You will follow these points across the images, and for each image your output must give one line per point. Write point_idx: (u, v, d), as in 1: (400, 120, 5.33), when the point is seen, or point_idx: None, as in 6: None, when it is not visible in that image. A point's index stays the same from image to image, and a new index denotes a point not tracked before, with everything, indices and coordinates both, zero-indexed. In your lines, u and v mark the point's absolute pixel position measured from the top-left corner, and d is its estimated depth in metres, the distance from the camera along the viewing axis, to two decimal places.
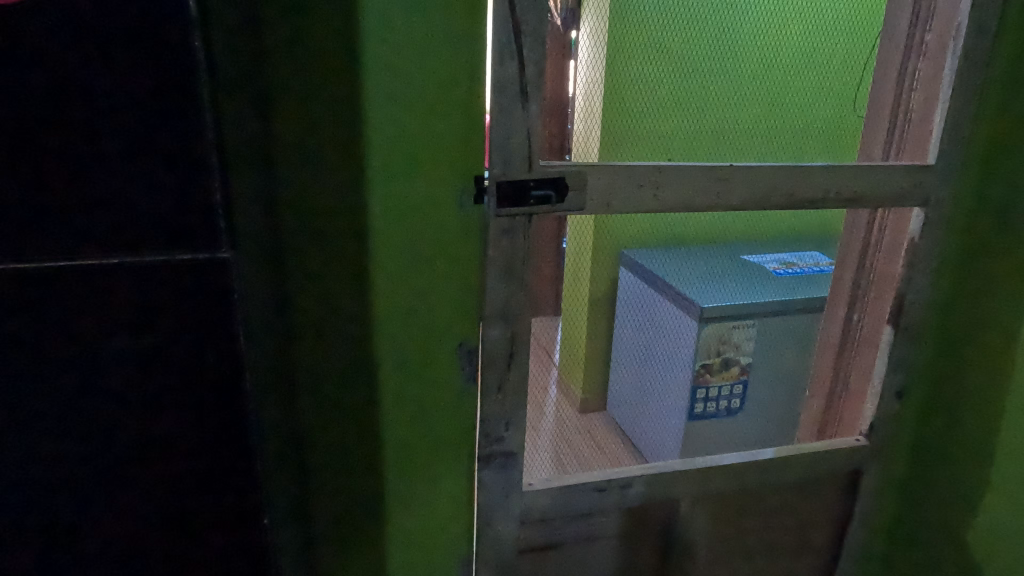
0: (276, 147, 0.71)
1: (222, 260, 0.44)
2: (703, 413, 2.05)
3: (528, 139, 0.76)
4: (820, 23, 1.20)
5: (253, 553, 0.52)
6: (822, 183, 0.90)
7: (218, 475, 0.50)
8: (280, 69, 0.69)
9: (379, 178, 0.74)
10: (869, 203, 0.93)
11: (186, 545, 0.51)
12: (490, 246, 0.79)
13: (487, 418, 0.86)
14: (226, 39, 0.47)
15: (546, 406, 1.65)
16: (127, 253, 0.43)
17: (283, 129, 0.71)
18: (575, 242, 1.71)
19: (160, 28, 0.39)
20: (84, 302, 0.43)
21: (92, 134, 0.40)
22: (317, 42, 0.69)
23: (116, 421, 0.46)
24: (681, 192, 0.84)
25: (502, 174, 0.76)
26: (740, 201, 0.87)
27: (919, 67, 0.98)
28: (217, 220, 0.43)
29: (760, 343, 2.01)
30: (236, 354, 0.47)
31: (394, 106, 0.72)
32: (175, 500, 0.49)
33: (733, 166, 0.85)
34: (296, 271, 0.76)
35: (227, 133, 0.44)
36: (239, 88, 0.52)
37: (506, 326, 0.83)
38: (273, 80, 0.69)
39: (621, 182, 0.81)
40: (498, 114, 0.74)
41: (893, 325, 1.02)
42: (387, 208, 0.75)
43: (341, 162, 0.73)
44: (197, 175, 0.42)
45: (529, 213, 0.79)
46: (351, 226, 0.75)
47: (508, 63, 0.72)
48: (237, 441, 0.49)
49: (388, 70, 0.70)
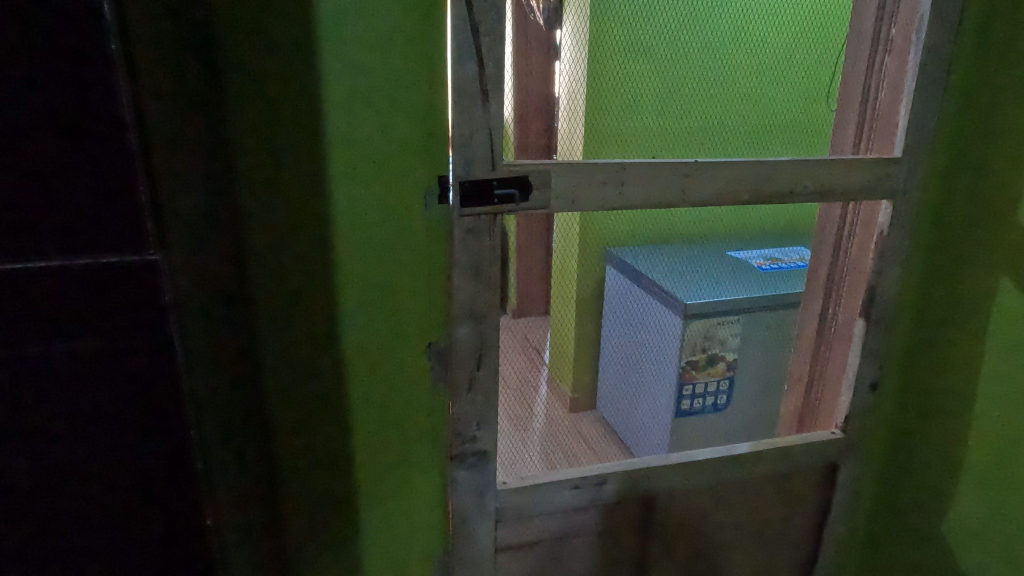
0: (235, 152, 0.71)
1: (150, 263, 0.44)
2: (689, 410, 2.05)
3: (490, 139, 0.76)
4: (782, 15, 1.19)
5: (198, 557, 0.52)
6: (789, 178, 0.90)
7: (158, 481, 0.49)
8: (239, 71, 0.69)
9: (340, 180, 0.74)
10: (837, 196, 0.93)
11: (127, 552, 0.50)
12: (456, 246, 0.79)
13: (458, 418, 0.86)
14: (153, 39, 0.46)
15: (535, 405, 1.65)
16: (50, 256, 0.42)
17: (241, 132, 0.71)
18: (560, 241, 1.72)
19: (74, 32, 0.38)
20: (6, 307, 0.42)
21: (8, 136, 0.39)
22: (274, 45, 0.69)
23: (46, 429, 0.45)
24: (646, 188, 0.84)
25: (466, 174, 0.76)
26: (707, 196, 0.87)
27: (886, 61, 0.98)
28: (144, 223, 0.43)
29: (744, 338, 1.99)
30: (171, 357, 0.46)
31: (354, 107, 0.72)
32: (112, 508, 0.48)
33: (698, 163, 0.86)
34: (260, 274, 0.76)
35: (152, 136, 0.44)
36: (179, 90, 0.52)
37: (474, 326, 0.83)
38: (231, 83, 0.69)
39: (585, 179, 0.81)
40: (460, 114, 0.74)
41: (864, 319, 1.02)
42: (350, 210, 0.75)
43: (300, 164, 0.73)
44: (121, 179, 0.41)
45: (493, 213, 0.79)
46: (313, 229, 0.75)
47: (467, 63, 0.72)
48: (177, 445, 0.48)
49: (347, 72, 0.71)
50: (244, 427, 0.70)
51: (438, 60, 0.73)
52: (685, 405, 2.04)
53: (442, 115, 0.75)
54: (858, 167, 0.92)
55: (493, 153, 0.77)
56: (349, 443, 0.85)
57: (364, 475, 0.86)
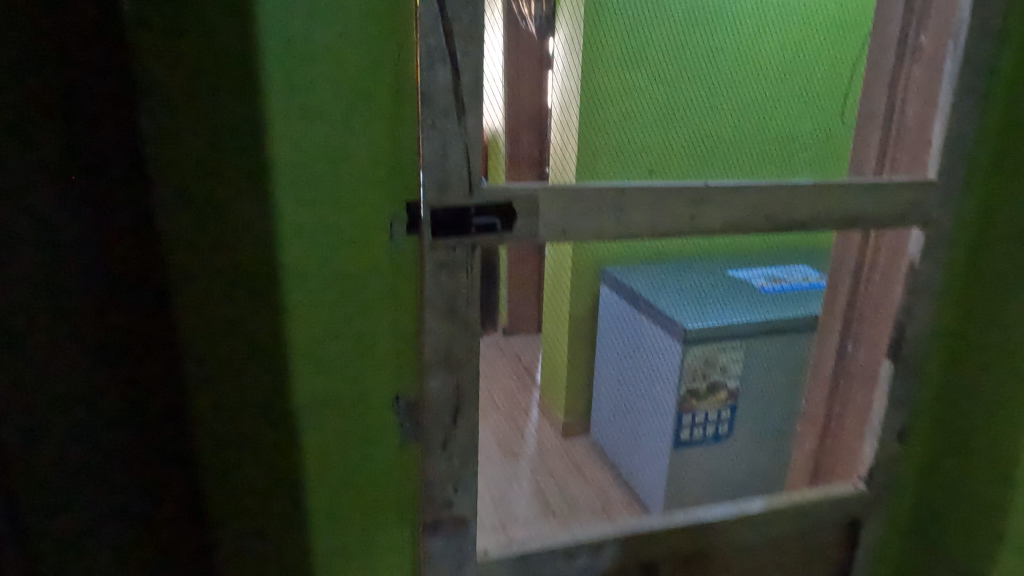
0: (154, 176, 0.60)
1: None
2: (689, 440, 1.97)
3: (466, 156, 0.64)
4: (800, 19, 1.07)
5: None
6: (809, 204, 0.79)
7: None
8: (162, 76, 0.58)
9: (286, 204, 0.63)
10: (864, 224, 0.82)
11: None
12: (428, 284, 0.67)
13: (432, 480, 0.74)
14: None
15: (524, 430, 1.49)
16: None
17: (164, 147, 0.60)
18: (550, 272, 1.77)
19: None
20: None
21: None
22: (213, 46, 0.58)
23: None
24: (646, 213, 0.73)
25: (438, 201, 0.65)
26: (718, 224, 0.76)
27: (915, 71, 0.88)
28: None
29: (748, 364, 1.88)
30: None
31: (304, 120, 0.62)
32: None
33: (709, 186, 0.74)
34: (188, 314, 0.64)
35: None
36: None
37: (448, 375, 0.71)
38: (153, 94, 0.58)
39: (578, 206, 0.70)
40: (431, 128, 0.63)
41: (892, 359, 0.92)
42: (298, 240, 0.64)
43: (240, 185, 0.62)
44: None
45: (471, 245, 0.67)
46: (252, 263, 0.64)
47: (438, 69, 0.61)
48: None
49: (296, 79, 0.61)
50: (145, 500, 0.59)
51: (403, 64, 0.63)
52: (684, 434, 1.95)
53: (409, 129, 0.65)
54: (888, 190, 0.82)
55: (470, 174, 0.65)
56: (301, 512, 0.72)
57: (321, 548, 0.74)
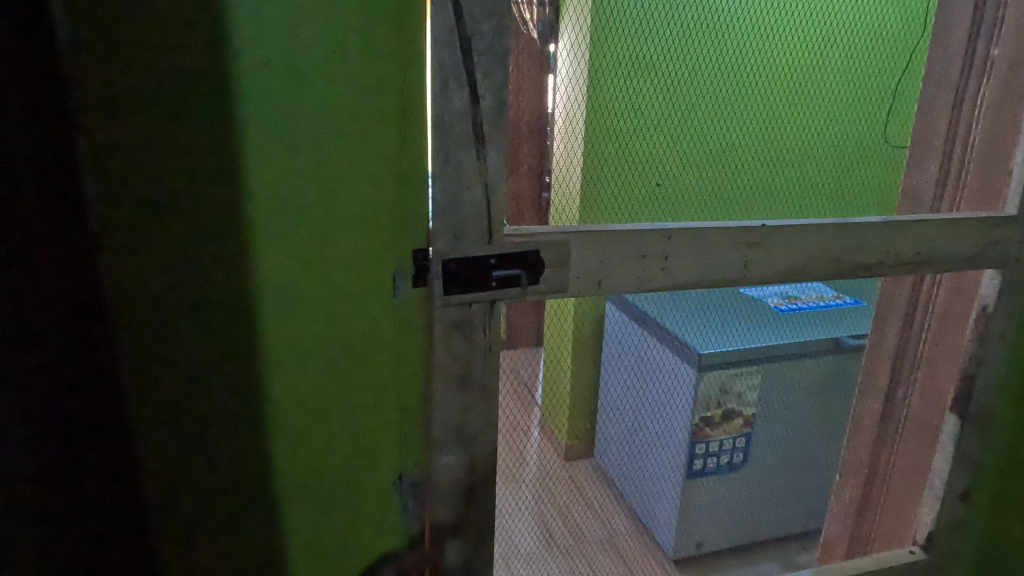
0: (111, 226, 0.48)
1: None
2: (702, 470, 1.84)
3: (487, 197, 0.54)
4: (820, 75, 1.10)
5: None
6: (878, 246, 0.68)
7: None
8: (115, 105, 0.46)
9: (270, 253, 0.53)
10: (937, 267, 0.71)
11: None
12: (438, 347, 0.57)
13: (440, 569, 0.64)
14: None
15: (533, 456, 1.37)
16: None
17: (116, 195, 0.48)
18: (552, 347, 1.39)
19: None
20: None
21: None
22: (181, 69, 0.47)
23: None
24: (694, 259, 0.62)
25: (453, 250, 0.55)
26: (776, 272, 0.65)
27: (985, 90, 0.79)
28: None
29: (764, 391, 1.78)
30: None
31: (291, 155, 0.51)
32: None
33: (768, 227, 0.64)
34: (146, 394, 0.52)
35: None
36: None
37: (462, 450, 0.61)
38: (98, 130, 0.46)
39: (618, 253, 0.59)
40: (444, 164, 0.53)
41: (958, 416, 0.81)
42: (283, 295, 0.54)
43: (215, 238, 0.51)
44: None
45: (489, 300, 0.57)
46: (228, 324, 0.53)
47: (455, 94, 0.51)
48: None
49: (281, 105, 0.50)
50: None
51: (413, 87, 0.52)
52: (698, 465, 1.83)
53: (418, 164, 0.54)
54: (965, 227, 0.71)
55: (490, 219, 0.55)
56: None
57: None
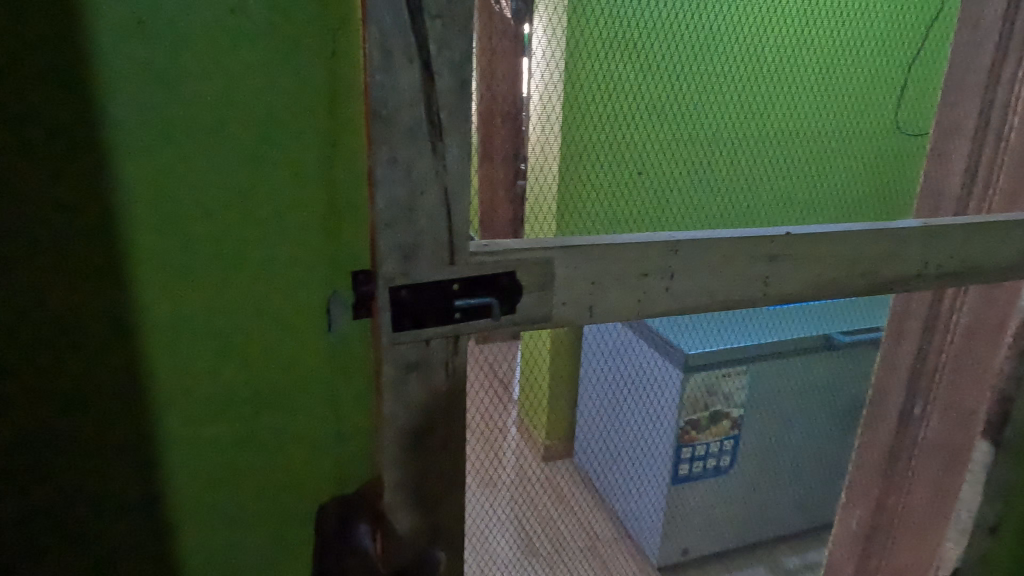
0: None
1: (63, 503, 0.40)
2: (688, 475, 1.73)
3: (447, 207, 0.43)
4: (768, 89, 1.53)
5: None
6: (916, 255, 0.58)
7: None
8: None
9: (161, 328, 0.41)
10: (979, 277, 0.61)
11: None
12: (388, 393, 0.46)
13: None
14: None
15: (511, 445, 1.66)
16: None
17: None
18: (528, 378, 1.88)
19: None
20: None
21: None
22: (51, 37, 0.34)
23: None
24: (703, 277, 0.51)
25: (403, 274, 0.43)
26: (797, 290, 0.54)
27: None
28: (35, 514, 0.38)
29: (753, 390, 1.69)
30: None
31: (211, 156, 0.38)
32: None
33: (789, 234, 0.52)
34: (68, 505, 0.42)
35: None
36: None
37: (422, 511, 0.50)
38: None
39: (612, 272, 0.48)
40: (390, 164, 0.41)
41: None
42: (178, 376, 0.42)
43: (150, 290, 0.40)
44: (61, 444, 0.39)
45: (453, 333, 0.46)
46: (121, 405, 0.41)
47: (402, 71, 0.39)
48: None
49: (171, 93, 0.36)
50: None
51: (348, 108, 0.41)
52: (683, 470, 1.72)
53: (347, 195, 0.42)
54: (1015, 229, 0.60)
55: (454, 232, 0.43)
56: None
57: None
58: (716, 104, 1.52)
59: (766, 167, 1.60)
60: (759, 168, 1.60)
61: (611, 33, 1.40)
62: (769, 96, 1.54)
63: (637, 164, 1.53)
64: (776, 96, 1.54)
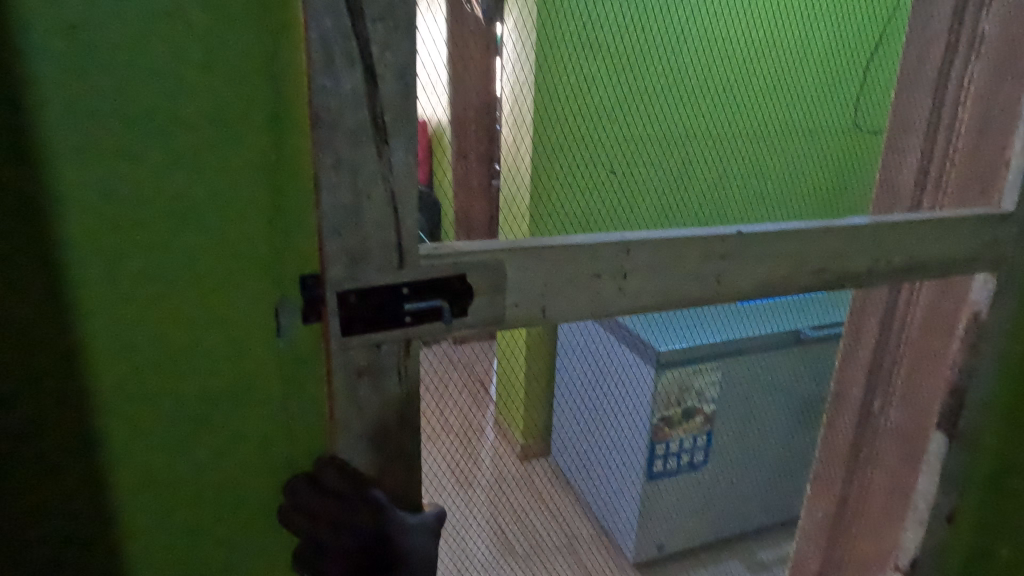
0: None
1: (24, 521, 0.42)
2: (662, 471, 1.75)
3: (395, 210, 0.43)
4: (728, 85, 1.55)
5: None
6: (867, 251, 0.59)
7: None
8: None
9: (103, 349, 0.42)
10: (929, 272, 0.62)
11: None
12: (341, 398, 0.46)
13: None
14: None
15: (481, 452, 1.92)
16: None
17: None
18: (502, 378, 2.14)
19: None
20: None
21: None
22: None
23: None
24: (658, 278, 0.51)
25: (350, 278, 0.43)
26: (750, 288, 0.55)
27: (973, 65, 0.70)
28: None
29: (725, 386, 1.71)
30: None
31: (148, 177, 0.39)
32: None
33: (742, 234, 0.53)
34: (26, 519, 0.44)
35: None
36: None
37: None
38: None
39: (564, 274, 0.48)
40: (334, 168, 0.40)
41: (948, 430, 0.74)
42: (119, 339, 0.42)
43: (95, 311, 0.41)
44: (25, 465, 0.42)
45: (403, 338, 0.46)
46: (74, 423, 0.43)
47: (344, 75, 0.39)
48: None
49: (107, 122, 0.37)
50: None
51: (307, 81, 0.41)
52: (657, 466, 1.74)
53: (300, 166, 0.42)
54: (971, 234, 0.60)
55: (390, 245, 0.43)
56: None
57: None
58: (677, 101, 1.54)
59: (728, 165, 1.63)
60: (721, 166, 1.62)
61: (576, 29, 1.41)
62: (730, 93, 1.56)
63: (601, 160, 1.55)
64: (738, 93, 1.56)
